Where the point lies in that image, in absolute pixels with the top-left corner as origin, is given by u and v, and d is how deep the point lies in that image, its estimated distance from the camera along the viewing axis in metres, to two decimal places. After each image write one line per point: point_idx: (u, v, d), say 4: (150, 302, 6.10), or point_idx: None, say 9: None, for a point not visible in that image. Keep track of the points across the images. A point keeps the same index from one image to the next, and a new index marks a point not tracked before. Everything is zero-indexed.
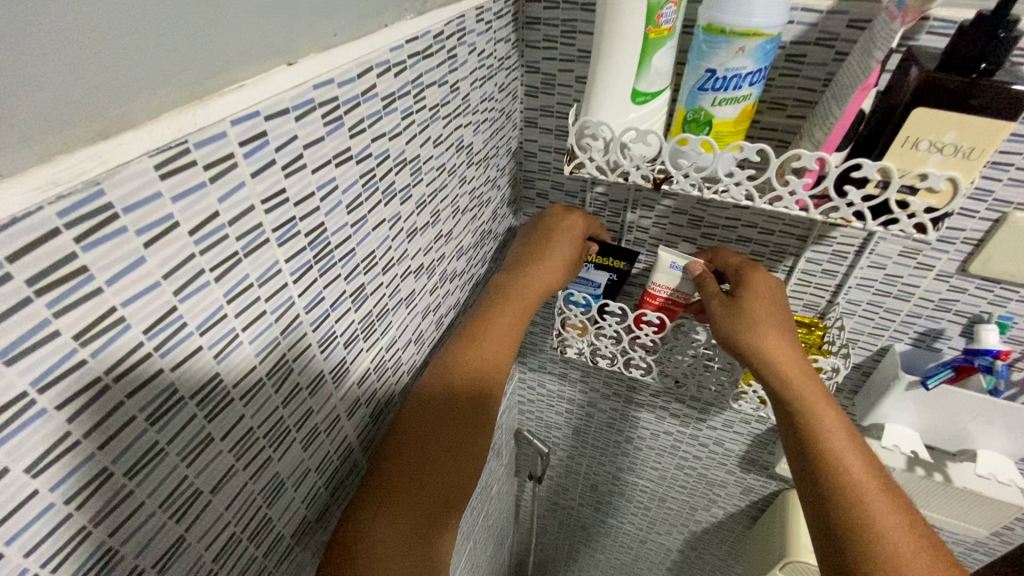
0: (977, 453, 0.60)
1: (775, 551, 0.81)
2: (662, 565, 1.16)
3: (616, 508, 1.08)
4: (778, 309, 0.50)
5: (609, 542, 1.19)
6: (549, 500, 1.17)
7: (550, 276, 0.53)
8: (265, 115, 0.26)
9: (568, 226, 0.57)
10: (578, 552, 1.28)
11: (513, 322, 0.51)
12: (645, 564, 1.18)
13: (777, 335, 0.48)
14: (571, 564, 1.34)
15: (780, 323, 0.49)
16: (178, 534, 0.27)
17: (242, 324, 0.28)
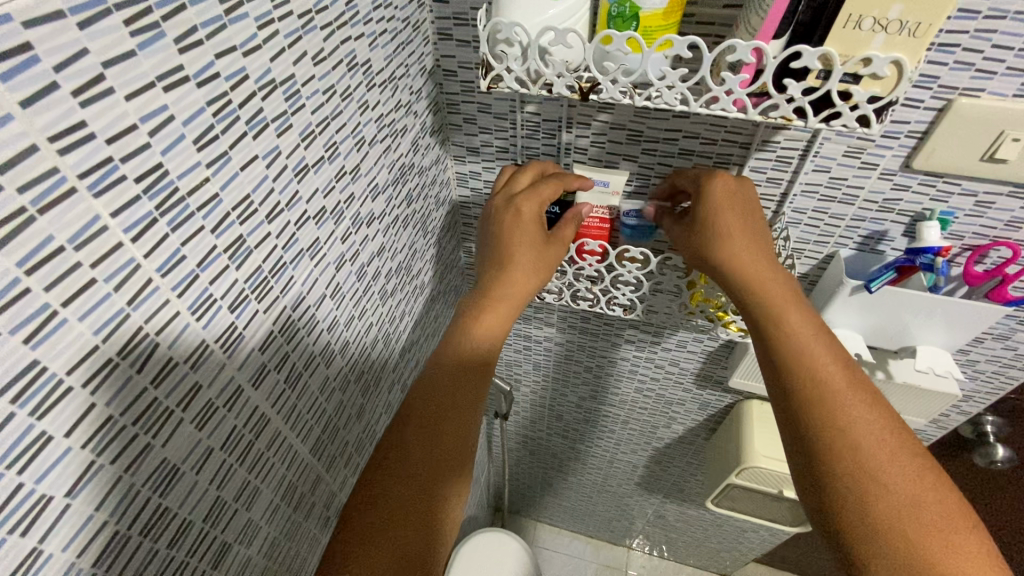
0: (917, 348, 0.61)
1: (731, 459, 0.84)
2: (629, 481, 1.21)
3: (583, 434, 1.11)
4: (744, 204, 0.46)
5: (579, 465, 1.23)
6: (519, 434, 1.18)
7: (526, 277, 0.52)
8: (23, 20, 0.19)
9: (515, 222, 0.52)
10: (552, 477, 1.32)
11: (507, 311, 0.51)
12: (615, 481, 1.23)
13: (741, 225, 0.45)
14: (546, 490, 1.39)
15: (745, 216, 0.46)
16: (31, 547, 0.23)
17: (60, 299, 0.22)
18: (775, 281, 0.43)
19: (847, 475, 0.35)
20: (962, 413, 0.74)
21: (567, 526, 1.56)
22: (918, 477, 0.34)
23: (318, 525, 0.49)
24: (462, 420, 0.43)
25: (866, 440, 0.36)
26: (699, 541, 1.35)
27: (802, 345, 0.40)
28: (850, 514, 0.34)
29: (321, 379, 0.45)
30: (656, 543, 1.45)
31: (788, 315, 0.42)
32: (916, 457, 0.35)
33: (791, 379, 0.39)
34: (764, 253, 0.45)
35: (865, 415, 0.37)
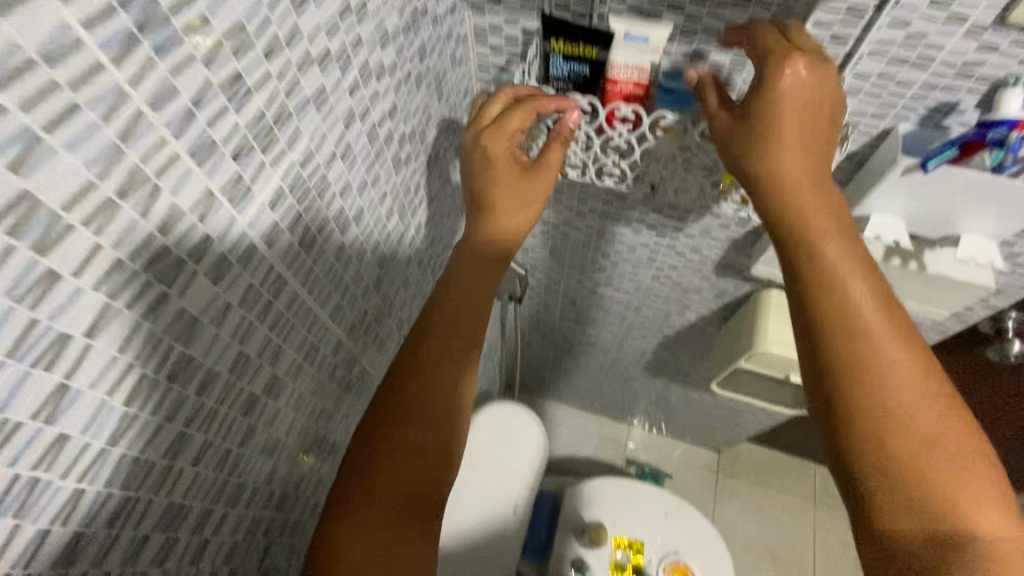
0: (961, 237, 0.58)
1: (743, 347, 0.85)
2: (637, 365, 1.26)
3: (595, 319, 1.12)
4: (821, 104, 0.39)
5: (588, 349, 1.27)
6: (532, 317, 1.21)
7: (511, 219, 0.51)
8: None
9: (490, 164, 0.51)
10: (561, 359, 1.37)
11: (495, 252, 0.51)
12: (622, 365, 1.28)
13: (799, 136, 0.39)
14: (556, 370, 1.46)
15: (812, 123, 0.39)
16: (58, 381, 0.23)
17: (40, 121, 0.20)
18: (819, 194, 0.40)
19: (873, 407, 0.35)
20: (989, 307, 0.72)
21: (573, 403, 1.67)
22: (949, 419, 0.34)
23: (342, 389, 0.52)
24: (438, 404, 0.41)
25: (894, 378, 0.35)
26: (697, 422, 1.45)
27: (843, 278, 0.38)
28: (863, 447, 0.34)
29: (337, 246, 0.44)
30: (657, 422, 1.56)
31: (827, 241, 0.39)
32: (940, 402, 0.35)
33: (827, 303, 0.37)
34: (816, 167, 0.40)
35: (896, 354, 0.36)
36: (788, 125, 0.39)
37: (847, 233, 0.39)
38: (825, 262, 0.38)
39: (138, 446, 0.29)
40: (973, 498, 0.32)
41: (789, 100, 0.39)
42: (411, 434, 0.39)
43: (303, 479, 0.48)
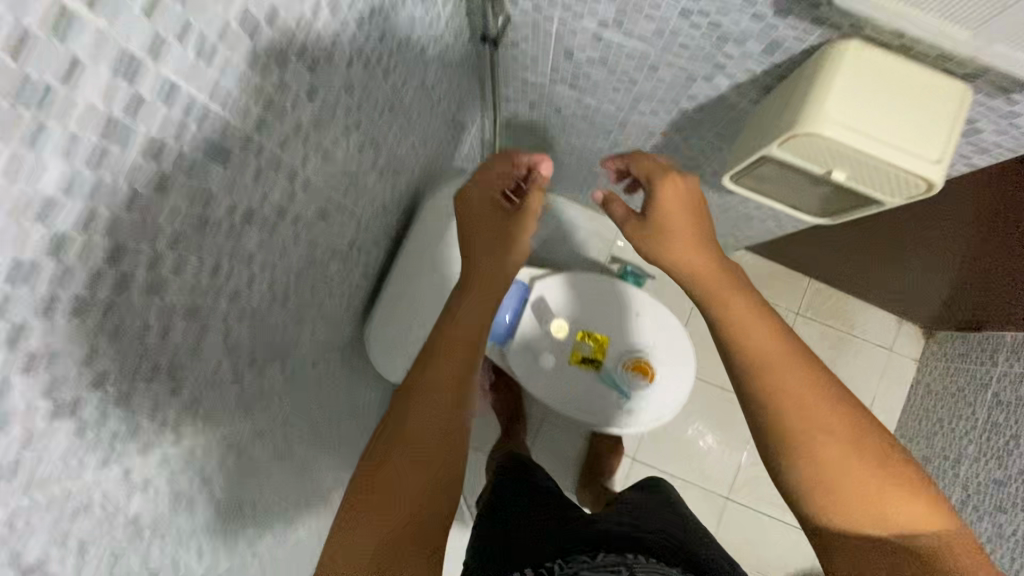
0: None
1: (782, 125, 0.66)
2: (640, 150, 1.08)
3: (596, 85, 0.90)
4: (686, 205, 0.82)
5: (585, 127, 1.07)
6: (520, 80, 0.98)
7: (485, 260, 0.84)
8: None
9: (478, 221, 0.86)
10: (553, 139, 1.18)
11: (480, 310, 0.80)
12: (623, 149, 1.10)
13: (689, 248, 0.80)
14: (548, 152, 1.28)
15: (689, 214, 0.81)
16: None
17: None
18: (738, 300, 0.75)
19: (779, 443, 0.66)
20: None
21: (564, 193, 1.53)
22: (828, 412, 0.65)
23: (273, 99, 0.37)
24: (439, 425, 0.69)
25: (806, 420, 0.65)
26: None
27: (760, 347, 0.70)
28: (794, 445, 0.65)
29: None
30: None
31: (730, 303, 0.75)
32: (827, 410, 0.66)
33: (753, 384, 0.69)
34: (729, 284, 0.77)
35: (794, 386, 0.67)
36: (716, 297, 0.76)
37: (761, 312, 0.73)
38: (732, 321, 0.73)
39: (13, 89, 0.26)
40: (850, 481, 0.62)
41: (674, 213, 0.81)
42: (447, 378, 0.72)
43: (215, 244, 0.46)
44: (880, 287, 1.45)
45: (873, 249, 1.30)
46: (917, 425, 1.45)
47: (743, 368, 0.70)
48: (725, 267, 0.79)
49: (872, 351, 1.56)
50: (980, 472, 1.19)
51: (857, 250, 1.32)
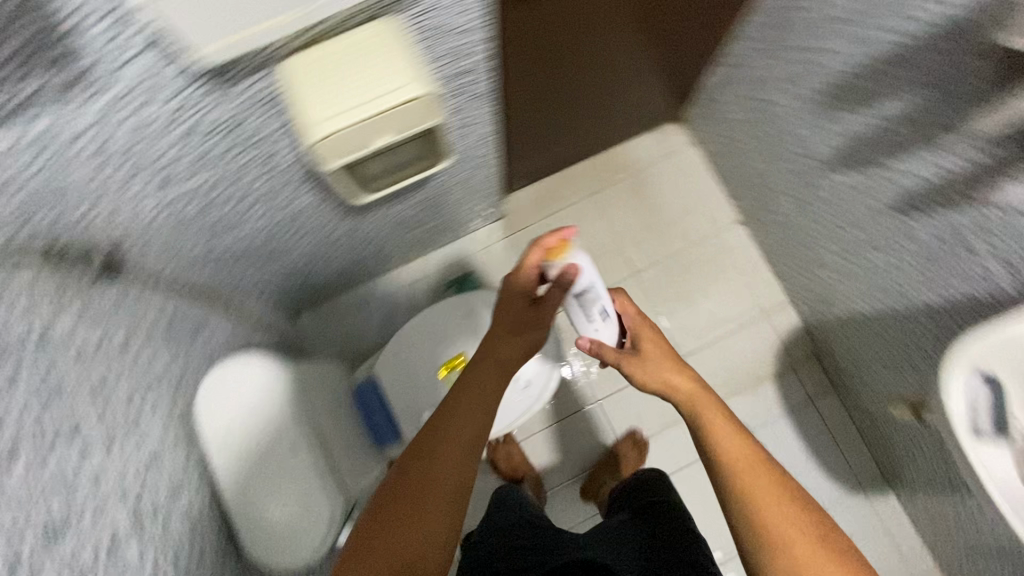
0: None
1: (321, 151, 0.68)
2: (344, 215, 1.12)
3: (248, 212, 0.94)
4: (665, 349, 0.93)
5: (291, 237, 1.10)
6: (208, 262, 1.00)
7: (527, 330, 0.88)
8: None
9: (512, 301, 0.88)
10: (288, 262, 1.21)
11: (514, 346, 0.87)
12: (334, 224, 1.15)
13: (666, 364, 0.91)
14: (302, 272, 1.30)
15: (665, 353, 0.92)
16: None
17: None
18: (698, 393, 0.86)
19: (742, 513, 0.72)
20: None
21: (361, 282, 1.55)
22: (771, 483, 0.73)
23: None
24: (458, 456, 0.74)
25: (750, 484, 0.73)
26: (452, 210, 1.39)
27: (711, 424, 0.81)
28: (748, 514, 0.72)
29: None
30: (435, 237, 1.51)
31: (698, 403, 0.85)
32: (762, 475, 0.74)
33: (708, 455, 0.79)
34: (689, 375, 0.89)
35: (742, 453, 0.77)
36: (689, 393, 0.86)
37: (710, 402, 0.84)
38: (693, 410, 0.84)
39: None
40: (800, 551, 0.68)
41: (653, 354, 0.93)
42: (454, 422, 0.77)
43: None
44: (620, 119, 1.52)
45: (593, 107, 1.35)
46: (739, 189, 1.58)
47: (707, 443, 0.80)
48: (680, 366, 0.90)
49: (672, 168, 1.68)
50: (804, 182, 1.30)
51: (569, 121, 1.38)
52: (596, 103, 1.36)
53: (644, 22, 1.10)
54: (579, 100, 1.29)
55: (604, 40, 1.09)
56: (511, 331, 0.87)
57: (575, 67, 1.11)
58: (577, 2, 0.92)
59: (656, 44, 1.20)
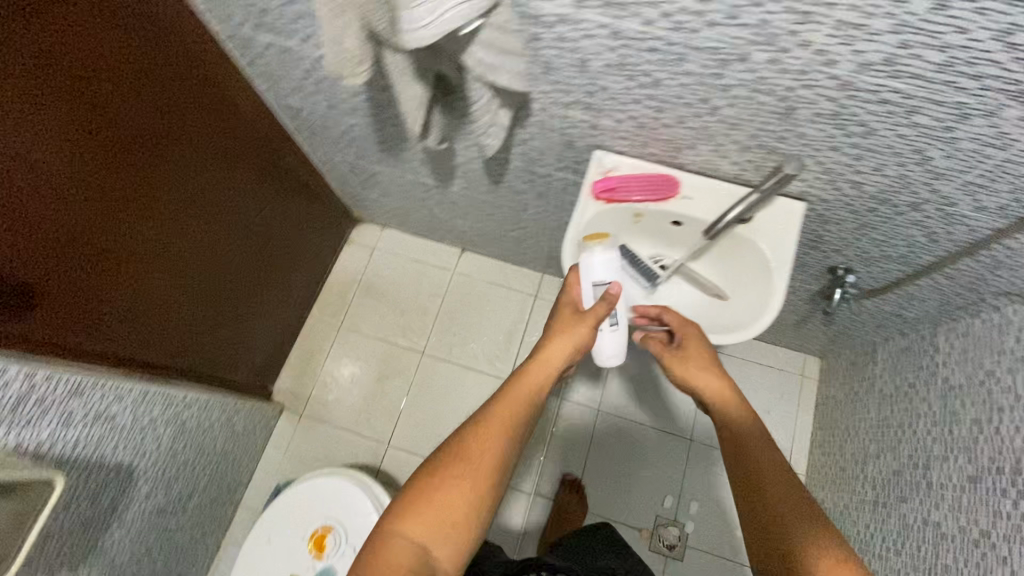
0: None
1: None
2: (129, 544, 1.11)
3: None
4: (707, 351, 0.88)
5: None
6: None
7: (560, 341, 0.84)
8: None
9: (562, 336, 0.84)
10: None
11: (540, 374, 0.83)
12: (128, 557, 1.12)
13: (704, 370, 0.87)
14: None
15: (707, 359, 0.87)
16: None
17: None
18: (718, 384, 0.86)
19: (750, 504, 0.75)
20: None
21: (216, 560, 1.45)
22: (780, 471, 0.76)
23: None
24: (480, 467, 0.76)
25: (756, 476, 0.76)
26: (212, 457, 1.32)
27: (723, 413, 0.85)
28: (753, 509, 0.74)
29: None
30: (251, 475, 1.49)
31: (720, 401, 0.86)
32: (773, 466, 0.76)
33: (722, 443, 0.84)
34: (707, 370, 0.87)
35: (752, 441, 0.80)
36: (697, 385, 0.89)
37: (735, 401, 0.85)
38: (713, 404, 0.87)
39: None
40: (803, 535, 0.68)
41: (693, 359, 0.88)
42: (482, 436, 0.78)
43: None
44: (296, 267, 1.56)
45: (273, 286, 1.47)
46: (474, 246, 1.69)
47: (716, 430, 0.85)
48: (716, 369, 0.87)
49: (419, 263, 1.74)
50: (472, 219, 1.45)
51: (240, 316, 1.38)
52: (245, 287, 1.36)
53: (195, 226, 1.11)
54: (251, 301, 1.41)
55: (176, 263, 1.10)
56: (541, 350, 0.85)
57: (203, 292, 1.20)
58: (140, 276, 1.02)
59: (235, 223, 1.24)
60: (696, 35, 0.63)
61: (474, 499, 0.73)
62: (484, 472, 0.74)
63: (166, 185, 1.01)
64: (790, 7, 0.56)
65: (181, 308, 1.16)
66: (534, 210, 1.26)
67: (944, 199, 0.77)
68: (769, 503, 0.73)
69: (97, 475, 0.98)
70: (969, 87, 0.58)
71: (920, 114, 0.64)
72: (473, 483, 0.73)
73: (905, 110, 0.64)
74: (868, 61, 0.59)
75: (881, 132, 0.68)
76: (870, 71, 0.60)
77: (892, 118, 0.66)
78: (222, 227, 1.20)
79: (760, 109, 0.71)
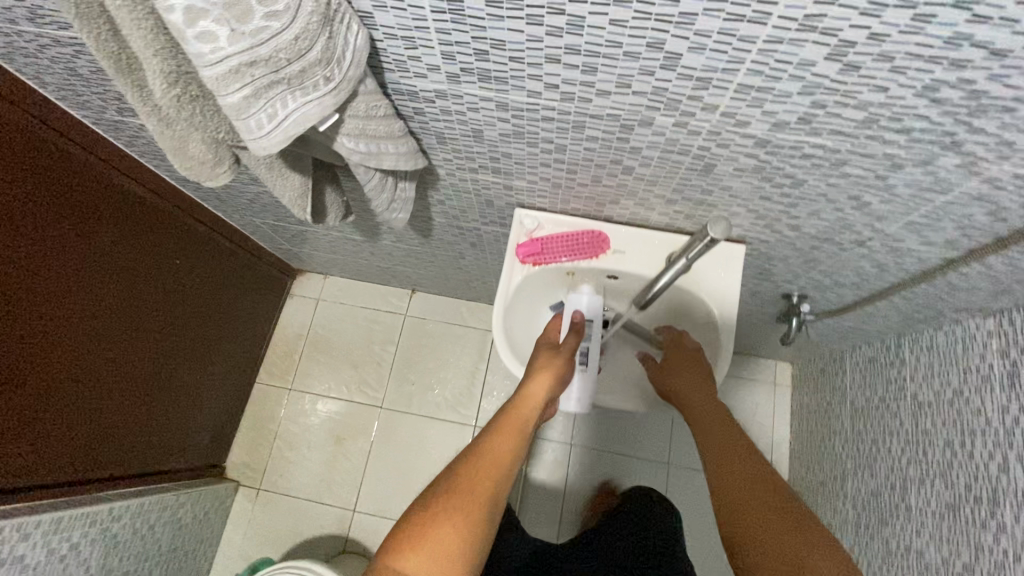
0: None
1: None
2: None
3: None
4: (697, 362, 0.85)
5: None
6: None
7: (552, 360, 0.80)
8: None
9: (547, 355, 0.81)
10: None
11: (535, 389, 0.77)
12: None
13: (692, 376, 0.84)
14: None
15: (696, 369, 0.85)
16: None
17: None
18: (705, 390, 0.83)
19: (723, 510, 0.71)
20: None
21: None
22: (753, 470, 0.73)
23: None
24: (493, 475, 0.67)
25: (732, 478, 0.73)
26: (158, 559, 1.23)
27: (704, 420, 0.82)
28: (729, 515, 0.70)
29: None
30: (204, 559, 1.39)
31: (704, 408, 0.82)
32: (750, 466, 0.74)
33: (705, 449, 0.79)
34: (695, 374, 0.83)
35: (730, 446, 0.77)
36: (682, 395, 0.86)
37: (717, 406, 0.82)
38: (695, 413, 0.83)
39: None
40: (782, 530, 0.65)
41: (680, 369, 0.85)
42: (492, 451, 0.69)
43: None
44: (232, 336, 1.45)
45: (219, 356, 1.41)
46: (423, 286, 1.60)
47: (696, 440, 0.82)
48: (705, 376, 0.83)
49: (366, 309, 1.64)
50: (411, 265, 1.36)
51: (186, 401, 1.31)
52: (179, 374, 1.26)
53: (119, 332, 1.04)
54: (202, 376, 1.36)
55: (111, 369, 1.04)
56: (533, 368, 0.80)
57: (147, 386, 1.15)
58: (73, 395, 0.97)
59: (158, 317, 1.13)
60: (589, 104, 0.55)
61: (471, 533, 0.60)
62: (480, 502, 0.63)
63: (88, 297, 0.95)
64: (685, 75, 0.48)
65: (106, 423, 1.07)
66: (466, 255, 1.18)
67: (889, 237, 0.70)
68: (770, 494, 0.70)
69: None
70: (898, 140, 0.51)
71: (849, 165, 0.57)
72: (473, 513, 0.62)
73: (833, 163, 0.57)
74: (783, 121, 0.52)
75: (812, 182, 0.61)
76: (787, 130, 0.53)
77: (820, 170, 0.59)
78: (142, 327, 1.10)
79: (676, 166, 0.64)
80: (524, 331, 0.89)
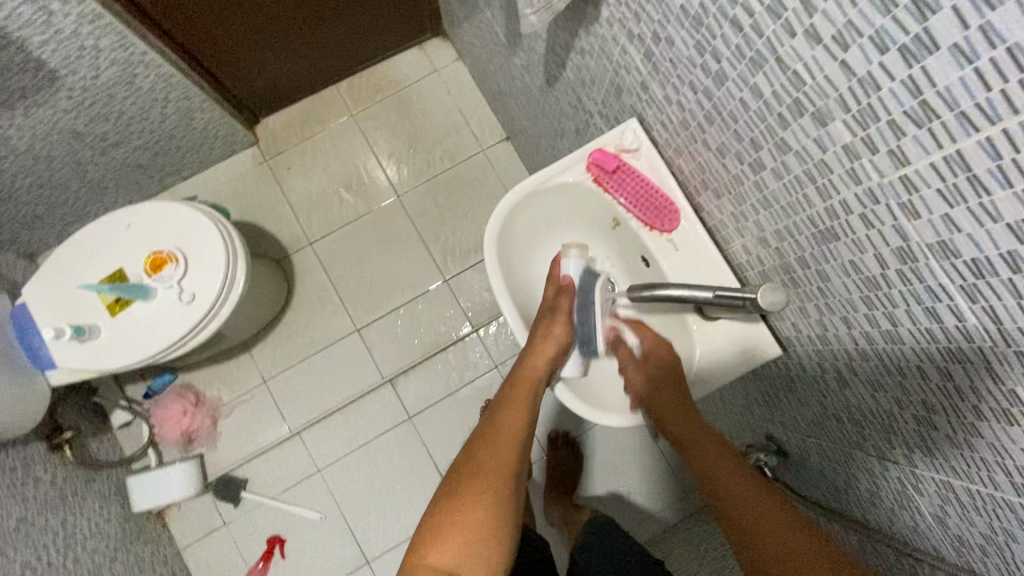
0: None
1: None
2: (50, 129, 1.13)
3: None
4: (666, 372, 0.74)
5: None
6: None
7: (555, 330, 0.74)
8: None
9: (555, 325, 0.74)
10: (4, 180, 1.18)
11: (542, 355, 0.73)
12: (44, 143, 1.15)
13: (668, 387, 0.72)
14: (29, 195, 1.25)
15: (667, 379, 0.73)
16: None
17: None
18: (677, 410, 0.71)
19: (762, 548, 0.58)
20: None
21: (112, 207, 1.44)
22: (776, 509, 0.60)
23: None
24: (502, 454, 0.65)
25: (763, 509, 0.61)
26: (155, 129, 1.29)
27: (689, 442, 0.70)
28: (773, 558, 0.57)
29: None
30: (190, 164, 1.47)
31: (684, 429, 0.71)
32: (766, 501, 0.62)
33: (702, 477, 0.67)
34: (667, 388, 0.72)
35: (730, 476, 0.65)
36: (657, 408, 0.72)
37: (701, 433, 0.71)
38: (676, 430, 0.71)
39: None
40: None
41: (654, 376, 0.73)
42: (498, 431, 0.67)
43: None
44: (345, 29, 1.40)
45: (324, 33, 1.37)
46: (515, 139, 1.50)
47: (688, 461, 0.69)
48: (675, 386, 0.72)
49: (459, 112, 1.56)
50: (520, 108, 1.26)
51: (273, 39, 1.30)
52: (285, 13, 1.25)
53: None
54: (301, 35, 1.34)
55: None
56: (542, 333, 0.74)
57: None
58: None
59: None
60: (788, 38, 0.41)
61: (497, 506, 0.61)
62: (501, 483, 0.62)
63: None
64: (914, 86, 0.33)
65: None
66: (562, 134, 1.06)
67: (911, 475, 0.56)
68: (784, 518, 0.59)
69: (12, 54, 0.95)
70: None
71: (959, 366, 0.42)
72: (495, 493, 0.62)
73: (947, 348, 0.42)
74: (950, 247, 0.37)
75: (906, 349, 0.47)
76: (944, 262, 0.38)
77: (926, 342, 0.44)
78: None
79: (801, 204, 0.49)
80: (523, 251, 0.81)
